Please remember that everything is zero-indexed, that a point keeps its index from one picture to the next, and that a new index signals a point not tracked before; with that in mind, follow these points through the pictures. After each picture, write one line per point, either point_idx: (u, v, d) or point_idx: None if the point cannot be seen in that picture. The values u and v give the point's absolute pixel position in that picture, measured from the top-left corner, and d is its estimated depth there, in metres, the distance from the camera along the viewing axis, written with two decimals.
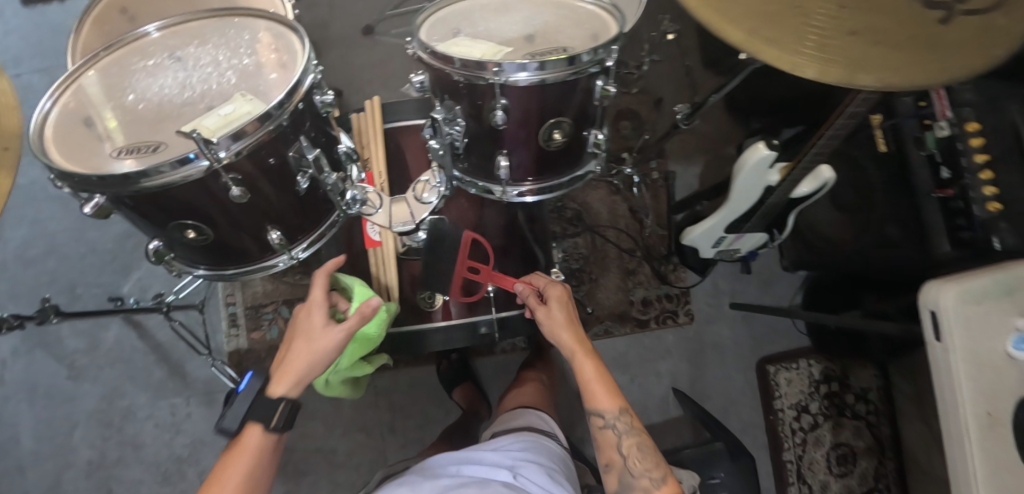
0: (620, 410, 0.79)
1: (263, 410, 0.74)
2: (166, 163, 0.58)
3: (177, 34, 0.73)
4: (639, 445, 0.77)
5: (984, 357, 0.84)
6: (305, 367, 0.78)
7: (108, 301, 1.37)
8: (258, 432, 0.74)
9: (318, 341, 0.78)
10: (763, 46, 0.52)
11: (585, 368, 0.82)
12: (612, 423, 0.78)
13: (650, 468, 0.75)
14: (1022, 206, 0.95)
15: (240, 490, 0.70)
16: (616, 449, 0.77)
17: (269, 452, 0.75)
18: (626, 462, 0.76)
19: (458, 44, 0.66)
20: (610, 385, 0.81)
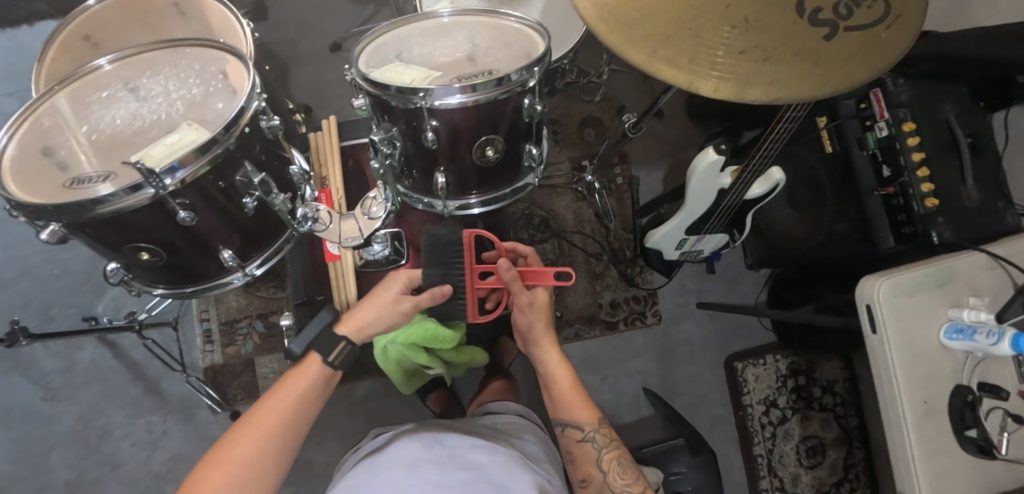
0: (598, 424, 0.88)
1: (323, 344, 0.83)
2: (113, 191, 0.61)
3: (129, 65, 0.76)
4: (617, 459, 0.87)
5: (918, 347, 0.88)
6: (371, 319, 0.86)
7: (82, 321, 1.40)
8: (318, 362, 0.83)
9: (388, 306, 0.87)
10: (663, 67, 0.58)
11: (566, 385, 0.91)
12: (591, 436, 0.88)
13: (628, 483, 0.85)
14: (954, 201, 1.00)
15: (293, 407, 0.78)
16: (596, 464, 0.87)
17: (322, 383, 0.83)
18: (608, 477, 0.86)
19: (391, 70, 0.70)
20: (588, 402, 0.90)
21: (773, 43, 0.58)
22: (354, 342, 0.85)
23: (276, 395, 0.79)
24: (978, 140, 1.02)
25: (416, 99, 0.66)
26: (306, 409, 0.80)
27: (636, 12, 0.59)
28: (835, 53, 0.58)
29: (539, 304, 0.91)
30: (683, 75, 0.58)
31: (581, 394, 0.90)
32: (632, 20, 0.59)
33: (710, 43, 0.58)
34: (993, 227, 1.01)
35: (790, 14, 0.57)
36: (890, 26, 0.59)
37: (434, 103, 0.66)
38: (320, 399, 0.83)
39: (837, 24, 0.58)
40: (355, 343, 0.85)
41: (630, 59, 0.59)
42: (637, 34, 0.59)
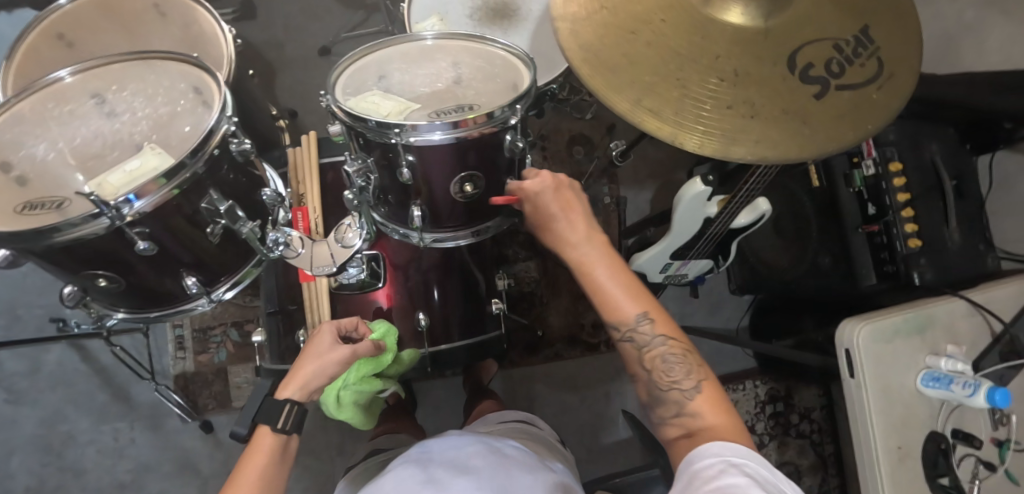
0: (643, 314, 0.66)
1: (268, 412, 0.79)
2: (67, 221, 0.58)
3: (95, 77, 0.73)
4: (665, 355, 0.66)
5: (894, 392, 0.87)
6: (312, 376, 0.83)
7: (49, 322, 1.37)
8: (268, 434, 0.79)
9: (325, 358, 0.84)
10: (647, 116, 0.56)
11: (596, 268, 0.68)
12: (634, 332, 0.66)
13: (686, 378, 0.65)
14: (937, 242, 1.00)
15: (257, 487, 0.74)
16: (640, 364, 0.68)
17: (279, 454, 0.80)
18: (653, 376, 0.67)
19: (367, 100, 0.68)
20: (627, 282, 0.68)
21: (761, 99, 0.58)
22: (299, 401, 0.81)
23: (236, 476, 0.75)
24: (962, 183, 1.02)
25: (391, 134, 0.65)
26: (273, 476, 0.77)
27: (623, 59, 0.58)
28: (826, 109, 0.58)
29: (569, 202, 0.72)
30: (669, 127, 0.56)
31: (621, 279, 0.68)
32: (617, 66, 0.58)
33: (697, 95, 0.57)
34: (972, 269, 1.01)
35: (781, 69, 0.59)
36: (881, 86, 0.60)
37: (411, 139, 0.64)
38: (284, 466, 0.80)
39: (828, 83, 0.59)
40: (302, 402, 0.82)
41: (614, 108, 0.57)
42: (621, 81, 0.57)
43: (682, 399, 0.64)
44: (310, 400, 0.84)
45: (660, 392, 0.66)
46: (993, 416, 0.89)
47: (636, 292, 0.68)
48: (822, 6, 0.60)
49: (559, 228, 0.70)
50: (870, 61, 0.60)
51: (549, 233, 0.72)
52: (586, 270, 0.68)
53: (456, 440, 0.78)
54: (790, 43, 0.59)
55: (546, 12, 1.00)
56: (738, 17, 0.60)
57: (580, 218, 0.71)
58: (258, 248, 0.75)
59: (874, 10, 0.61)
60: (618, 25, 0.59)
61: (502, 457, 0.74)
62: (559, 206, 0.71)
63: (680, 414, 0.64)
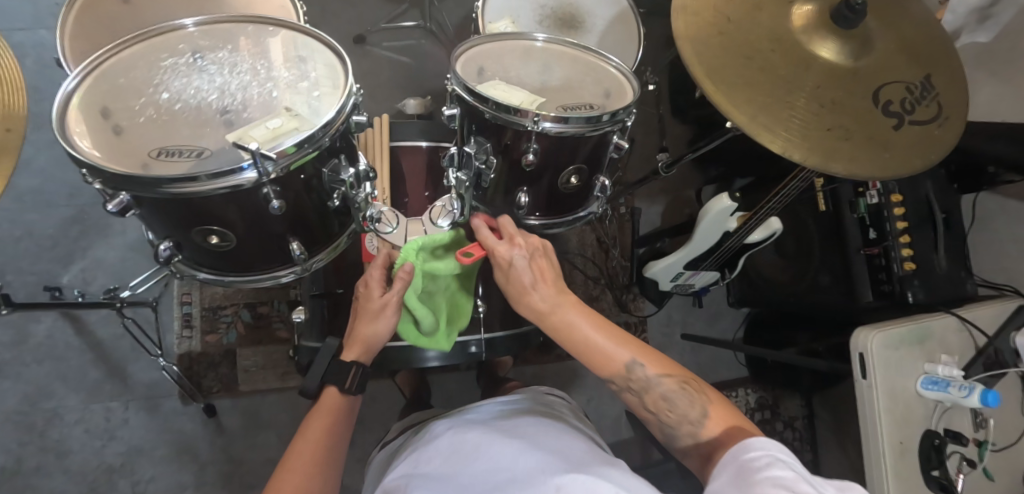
0: (631, 364, 0.67)
1: (336, 374, 0.82)
2: (215, 171, 0.58)
3: (211, 34, 0.73)
4: (665, 395, 0.66)
5: (898, 392, 0.99)
6: (372, 340, 0.82)
7: (43, 291, 1.28)
8: (334, 394, 0.82)
9: (381, 318, 0.82)
10: (761, 130, 0.65)
11: (575, 327, 0.69)
12: (628, 386, 0.68)
13: (691, 413, 0.65)
14: (927, 267, 1.14)
15: (323, 441, 0.76)
16: (642, 408, 0.68)
17: (345, 412, 0.82)
18: (661, 418, 0.67)
19: (496, 88, 0.73)
20: (609, 339, 0.69)
21: (852, 125, 0.67)
22: (364, 363, 0.83)
23: (305, 429, 0.77)
24: (950, 217, 1.17)
25: (523, 121, 0.69)
26: (339, 434, 0.79)
27: (739, 79, 0.67)
28: (901, 139, 0.68)
29: (544, 270, 0.73)
30: (779, 142, 0.65)
31: (607, 331, 0.70)
32: (733, 86, 0.67)
33: (800, 117, 0.67)
34: (954, 293, 1.16)
35: (867, 102, 0.69)
36: (941, 125, 0.71)
37: (543, 125, 0.68)
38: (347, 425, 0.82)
39: (902, 117, 0.69)
40: (365, 363, 0.84)
41: (733, 121, 0.65)
42: (738, 97, 0.66)
43: (694, 430, 0.64)
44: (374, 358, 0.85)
45: (673, 430, 0.66)
46: (975, 417, 1.02)
47: (626, 340, 0.69)
48: (896, 53, 0.72)
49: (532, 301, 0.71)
50: (933, 103, 0.71)
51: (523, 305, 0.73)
52: (567, 330, 0.70)
53: (503, 418, 0.89)
54: (874, 82, 0.70)
55: (608, 28, 1.09)
56: (830, 54, 0.70)
57: (550, 284, 0.73)
58: (357, 217, 0.78)
59: (933, 63, 0.74)
60: (734, 51, 0.69)
61: (550, 428, 0.84)
62: (534, 274, 0.73)
63: (698, 444, 0.64)
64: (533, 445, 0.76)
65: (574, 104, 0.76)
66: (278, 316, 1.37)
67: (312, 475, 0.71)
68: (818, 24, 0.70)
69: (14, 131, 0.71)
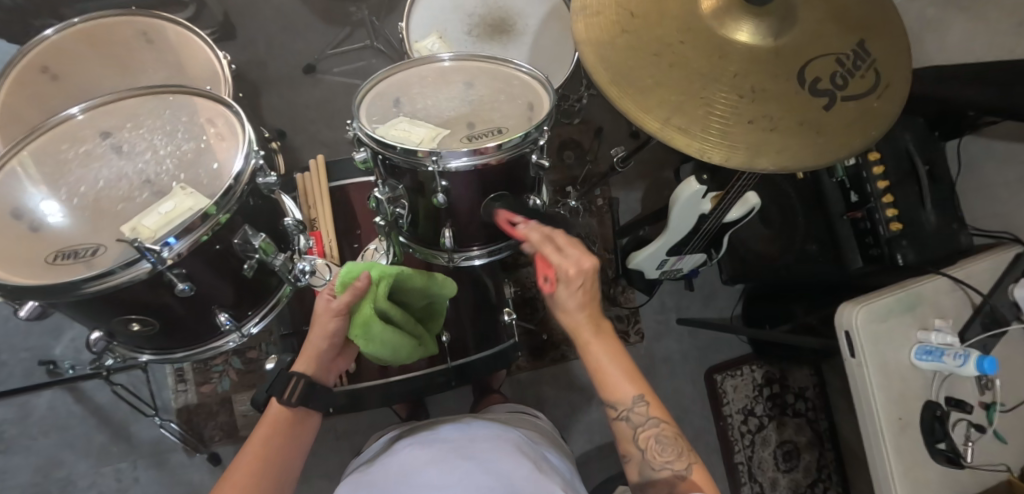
0: (638, 398, 0.64)
1: (278, 386, 0.75)
2: (106, 269, 0.57)
3: (106, 114, 0.72)
4: (656, 437, 0.64)
5: (891, 367, 0.94)
6: (318, 349, 0.78)
7: (39, 365, 1.31)
8: (277, 404, 0.77)
9: (322, 324, 0.77)
10: (675, 133, 0.60)
11: (604, 352, 0.63)
12: (627, 415, 0.64)
13: (672, 460, 0.64)
14: (916, 225, 1.07)
15: (263, 459, 0.72)
16: (632, 442, 0.65)
17: (292, 422, 0.77)
18: (644, 456, 0.65)
19: (397, 126, 0.70)
20: (632, 369, 0.65)
21: (779, 113, 0.62)
22: (308, 374, 0.77)
23: (249, 442, 0.74)
24: (935, 168, 1.10)
25: (426, 161, 0.66)
26: (281, 447, 0.75)
27: (649, 80, 0.61)
28: (836, 120, 0.62)
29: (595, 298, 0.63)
30: (697, 144, 0.60)
31: (627, 363, 0.65)
32: (646, 88, 0.61)
33: (721, 113, 0.61)
34: (949, 247, 1.08)
35: (792, 84, 0.63)
36: (880, 95, 0.64)
37: (446, 165, 0.66)
38: (300, 435, 0.78)
39: (835, 94, 0.63)
40: (311, 376, 0.78)
41: (647, 129, 0.60)
42: (650, 101, 0.61)
43: (674, 479, 0.62)
44: (321, 375, 0.79)
45: (650, 472, 0.64)
46: (979, 381, 0.96)
47: (637, 375, 0.65)
48: (823, 23, 0.65)
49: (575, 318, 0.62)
50: (868, 73, 0.65)
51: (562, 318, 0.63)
52: (590, 353, 0.63)
53: (467, 432, 0.88)
54: (799, 59, 0.64)
55: (542, 27, 1.04)
56: (746, 36, 0.64)
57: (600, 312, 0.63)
58: (287, 276, 0.78)
59: (866, 25, 0.66)
60: (643, 48, 0.62)
61: (505, 444, 0.84)
62: (582, 300, 0.61)
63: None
64: (480, 470, 0.76)
65: (485, 129, 0.73)
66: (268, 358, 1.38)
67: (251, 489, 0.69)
68: (730, 5, 0.63)
69: None
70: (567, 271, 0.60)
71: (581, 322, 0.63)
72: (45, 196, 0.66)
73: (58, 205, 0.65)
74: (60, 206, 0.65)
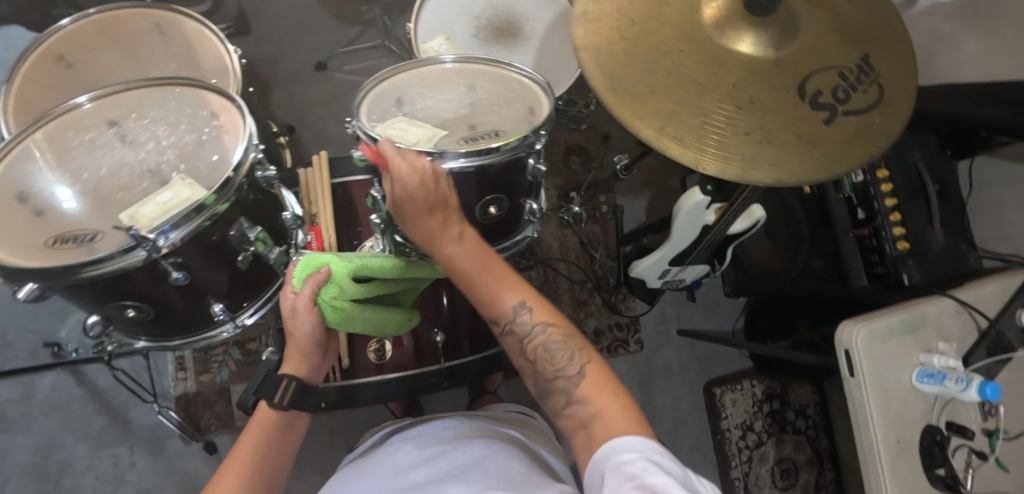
0: (521, 304, 0.61)
1: (266, 388, 0.79)
2: (102, 255, 0.58)
3: (112, 103, 0.73)
4: (548, 344, 0.61)
5: (891, 388, 0.92)
6: (302, 352, 0.80)
7: (43, 347, 1.33)
8: (266, 407, 0.81)
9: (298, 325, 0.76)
10: (669, 142, 0.59)
11: (472, 262, 0.62)
12: (512, 327, 0.62)
13: (566, 365, 0.59)
14: (924, 244, 1.05)
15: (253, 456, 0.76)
16: (523, 354, 0.62)
17: (280, 424, 0.81)
18: (536, 367, 0.61)
19: (395, 126, 0.71)
20: (509, 275, 0.62)
21: (776, 125, 0.61)
22: (297, 375, 0.80)
23: (239, 443, 0.78)
24: (944, 186, 1.08)
25: None
26: (269, 446, 0.79)
27: (645, 88, 0.61)
28: (836, 135, 0.61)
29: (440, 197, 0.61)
30: (692, 154, 0.59)
31: (505, 273, 0.62)
32: (642, 96, 0.61)
33: (717, 123, 0.60)
34: (956, 268, 1.06)
35: (792, 97, 0.62)
36: (883, 111, 0.63)
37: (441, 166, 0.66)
38: (289, 433, 0.82)
39: (836, 108, 0.62)
40: (301, 378, 0.81)
41: (641, 136, 0.59)
42: (646, 109, 0.60)
43: (566, 388, 0.58)
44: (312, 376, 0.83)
45: (545, 383, 0.60)
46: (983, 407, 0.94)
47: (516, 282, 0.62)
48: (828, 38, 0.64)
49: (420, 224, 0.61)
50: (872, 87, 0.63)
51: (415, 228, 0.62)
52: (453, 266, 0.62)
53: (458, 432, 0.88)
54: (800, 73, 0.63)
55: (549, 31, 1.04)
56: (747, 47, 0.63)
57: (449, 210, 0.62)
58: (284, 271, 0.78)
59: (872, 39, 0.65)
60: (641, 55, 0.62)
61: (497, 444, 0.83)
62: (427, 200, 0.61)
63: (568, 404, 0.58)
64: (466, 465, 0.75)
65: (483, 132, 0.73)
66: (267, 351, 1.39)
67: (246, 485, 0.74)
68: (731, 16, 0.63)
69: None
70: (397, 172, 0.61)
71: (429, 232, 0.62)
72: (60, 183, 0.67)
73: (72, 191, 0.66)
74: (73, 193, 0.66)
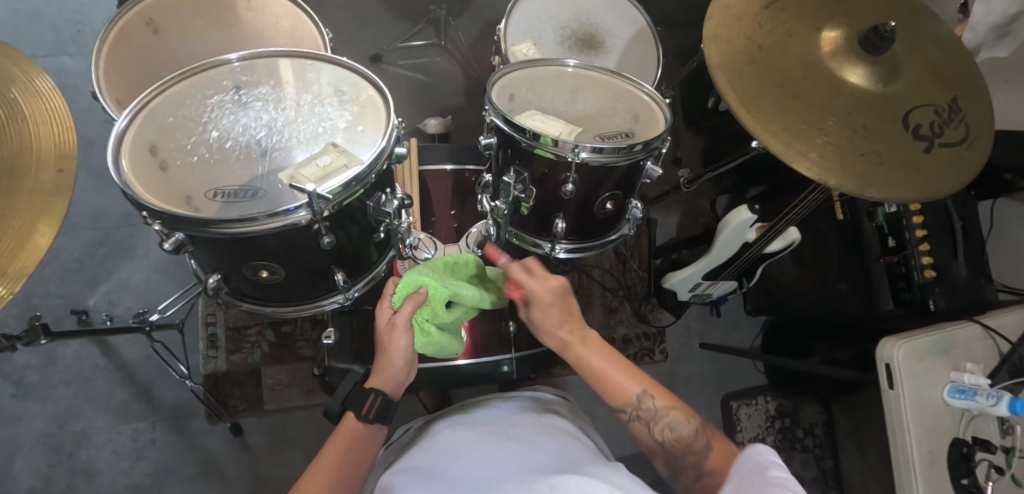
0: (642, 394, 0.67)
1: (356, 398, 0.75)
2: (269, 212, 0.59)
3: (253, 67, 0.75)
4: (671, 425, 0.65)
5: (925, 402, 1.00)
6: (391, 366, 0.77)
7: (70, 314, 1.29)
8: (353, 419, 0.75)
9: (394, 340, 0.76)
10: (794, 156, 0.65)
11: (594, 358, 0.70)
12: (637, 415, 0.67)
13: (692, 441, 0.64)
14: (948, 274, 1.15)
15: (332, 469, 0.69)
16: (649, 437, 0.67)
17: (364, 438, 0.75)
18: (665, 447, 0.66)
19: (535, 117, 0.75)
20: (625, 369, 0.69)
21: (884, 151, 0.67)
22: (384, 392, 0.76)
23: (321, 453, 0.71)
24: (968, 224, 1.19)
25: (562, 151, 0.70)
26: (357, 456, 0.73)
27: (773, 107, 0.67)
28: (934, 163, 0.68)
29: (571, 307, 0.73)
30: (813, 168, 0.65)
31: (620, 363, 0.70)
32: (770, 113, 0.67)
33: (834, 144, 0.67)
34: (976, 299, 1.16)
35: (898, 126, 0.69)
36: (970, 147, 0.70)
37: (583, 155, 0.70)
38: (372, 449, 0.76)
39: (933, 140, 0.69)
40: (387, 392, 0.77)
41: (768, 149, 0.65)
42: (773, 125, 0.67)
43: (699, 461, 0.62)
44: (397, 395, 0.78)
45: (678, 460, 0.64)
46: (1001, 425, 1.02)
47: (636, 373, 0.69)
48: (925, 78, 0.72)
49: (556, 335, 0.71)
50: (960, 126, 0.71)
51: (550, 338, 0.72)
52: (585, 364, 0.70)
53: (501, 417, 0.81)
54: (905, 105, 0.70)
55: (628, 47, 1.10)
56: (859, 79, 0.70)
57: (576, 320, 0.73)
58: (396, 243, 0.80)
59: (959, 85, 0.73)
60: (767, 77, 0.69)
61: (551, 429, 0.76)
62: (560, 316, 0.72)
63: (701, 477, 0.61)
64: (525, 451, 0.68)
65: (612, 132, 0.78)
66: (301, 334, 1.38)
67: None
68: (847, 50, 0.70)
69: (67, 172, 0.69)
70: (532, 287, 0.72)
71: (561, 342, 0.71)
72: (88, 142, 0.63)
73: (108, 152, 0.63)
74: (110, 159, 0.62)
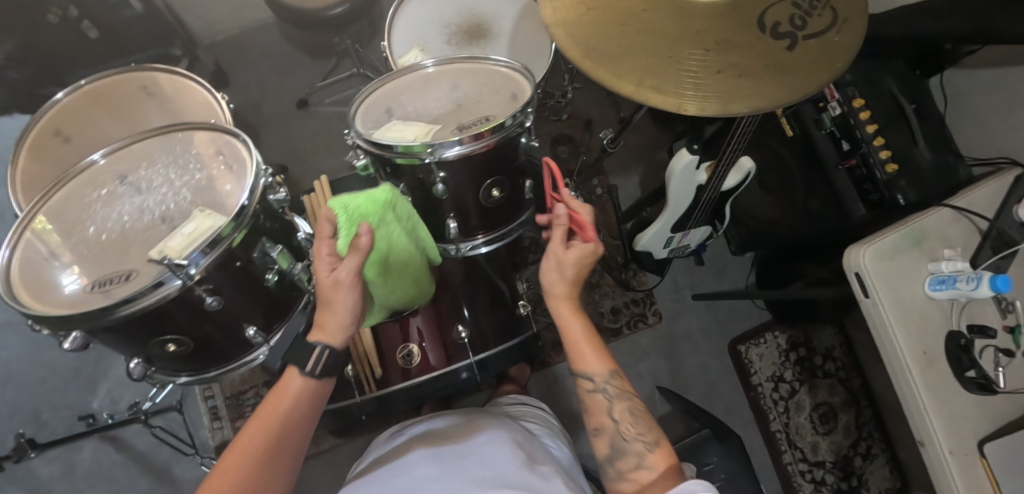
0: (611, 372, 0.75)
1: (298, 354, 0.70)
2: (142, 289, 0.62)
3: (121, 157, 0.76)
4: (630, 409, 0.73)
5: (908, 303, 0.94)
6: (337, 317, 0.71)
7: (79, 420, 1.35)
8: (296, 377, 0.70)
9: (339, 292, 0.69)
10: (651, 92, 0.64)
11: (576, 325, 0.76)
12: (602, 386, 0.74)
13: (644, 431, 0.71)
14: (912, 163, 1.08)
15: (269, 430, 0.66)
16: (607, 412, 0.73)
17: (309, 394, 0.71)
18: (618, 427, 0.72)
19: (393, 128, 0.74)
20: (601, 348, 0.76)
21: (746, 61, 0.64)
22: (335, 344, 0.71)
23: (257, 414, 0.68)
24: (921, 106, 1.11)
25: (421, 154, 0.70)
26: (301, 416, 0.70)
27: (618, 48, 0.65)
28: (802, 58, 0.64)
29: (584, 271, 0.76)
30: (672, 99, 0.64)
31: (595, 339, 0.76)
32: (614, 57, 0.65)
33: (689, 67, 0.64)
34: (949, 181, 1.08)
35: (754, 31, 0.65)
36: (840, 30, 0.65)
37: (444, 154, 0.70)
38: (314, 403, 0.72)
39: (795, 35, 0.64)
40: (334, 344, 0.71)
41: (620, 92, 0.64)
42: (622, 67, 0.65)
43: (643, 450, 0.69)
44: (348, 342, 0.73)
45: (624, 443, 0.70)
46: (999, 305, 0.97)
47: (606, 355, 0.75)
48: None
49: (554, 283, 0.76)
50: (825, 11, 0.65)
51: (548, 280, 0.76)
52: (568, 324, 0.76)
53: (460, 426, 0.85)
54: (756, 7, 0.65)
55: (517, 25, 1.08)
56: None
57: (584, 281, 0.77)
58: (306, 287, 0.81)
59: None
60: (608, 22, 0.66)
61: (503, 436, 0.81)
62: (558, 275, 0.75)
63: (637, 467, 0.69)
64: (474, 460, 0.73)
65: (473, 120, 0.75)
66: None
67: (261, 461, 0.65)
68: None
69: None
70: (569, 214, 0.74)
71: (557, 293, 0.76)
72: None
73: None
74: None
